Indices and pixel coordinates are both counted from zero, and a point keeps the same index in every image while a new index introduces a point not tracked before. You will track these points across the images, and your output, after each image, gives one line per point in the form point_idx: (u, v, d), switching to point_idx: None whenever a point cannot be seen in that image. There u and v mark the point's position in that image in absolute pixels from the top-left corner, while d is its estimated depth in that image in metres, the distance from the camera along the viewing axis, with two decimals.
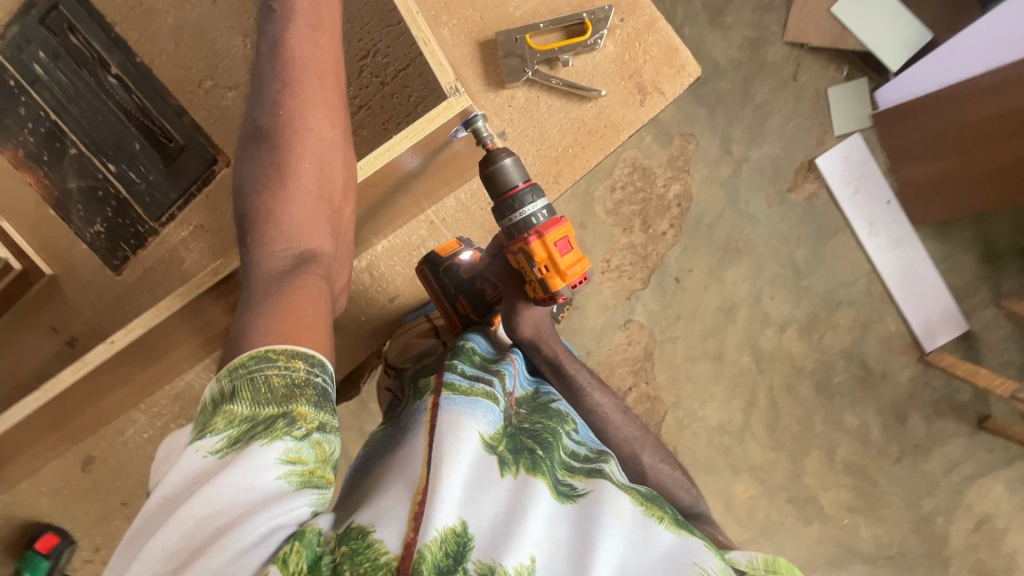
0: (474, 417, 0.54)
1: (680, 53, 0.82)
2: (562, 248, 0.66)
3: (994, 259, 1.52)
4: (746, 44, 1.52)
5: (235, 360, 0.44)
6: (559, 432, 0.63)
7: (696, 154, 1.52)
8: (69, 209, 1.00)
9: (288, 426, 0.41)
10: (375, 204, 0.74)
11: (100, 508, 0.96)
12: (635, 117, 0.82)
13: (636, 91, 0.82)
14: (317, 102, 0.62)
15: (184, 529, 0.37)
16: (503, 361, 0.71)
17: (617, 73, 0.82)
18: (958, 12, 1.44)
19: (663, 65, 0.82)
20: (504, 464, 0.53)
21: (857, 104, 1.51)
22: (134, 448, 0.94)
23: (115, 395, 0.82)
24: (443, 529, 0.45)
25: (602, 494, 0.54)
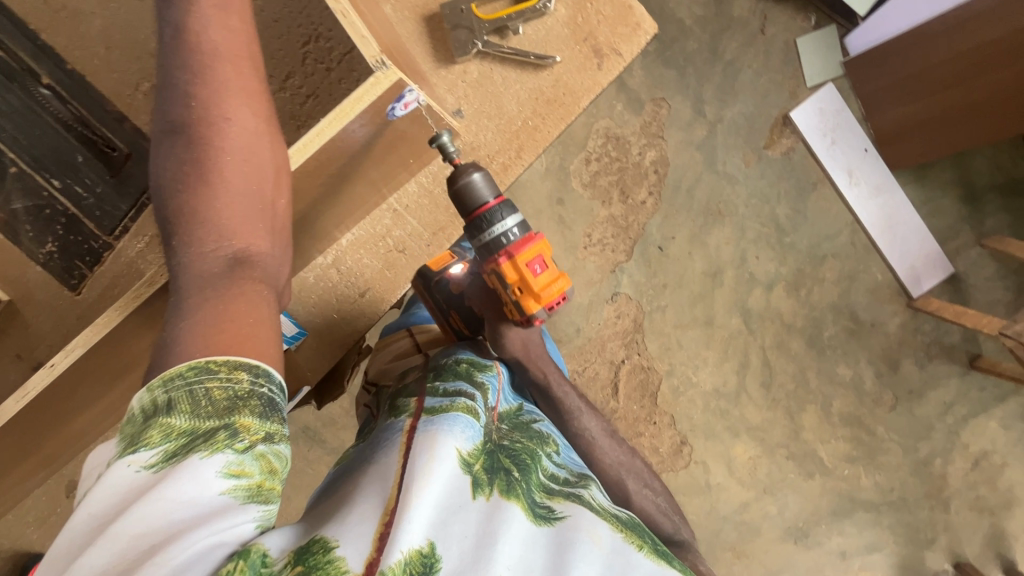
0: (454, 435, 0.56)
1: (634, 12, 0.79)
2: (536, 270, 0.67)
3: (975, 199, 1.52)
4: (710, 1, 1.48)
5: (170, 371, 0.44)
6: (537, 454, 0.64)
7: (669, 118, 1.49)
8: (17, 230, 0.96)
9: (230, 438, 0.41)
10: (320, 198, 0.71)
11: None
12: (594, 82, 0.79)
13: (592, 54, 0.79)
14: (234, 89, 0.58)
15: (118, 547, 0.36)
16: (489, 373, 0.73)
17: (571, 37, 0.79)
18: None
19: (617, 26, 0.79)
20: (478, 485, 0.53)
21: (828, 51, 1.48)
22: None
23: (83, 420, 0.79)
24: (408, 550, 0.44)
25: (579, 520, 0.55)
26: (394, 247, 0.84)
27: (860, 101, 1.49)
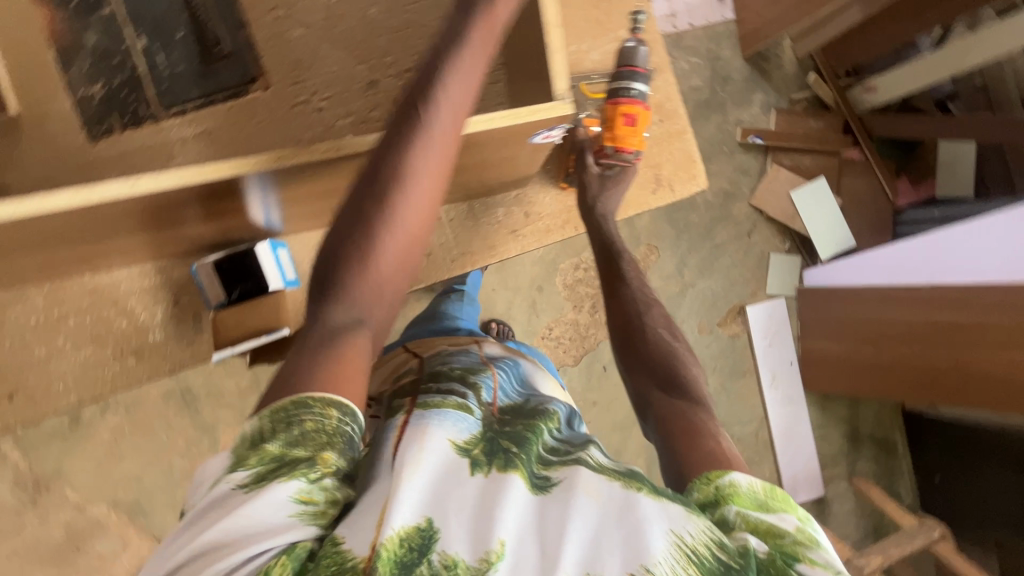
0: (443, 427, 0.63)
1: (696, 165, 0.95)
2: (629, 120, 0.84)
3: (855, 440, 1.82)
4: (721, 192, 1.76)
5: (275, 404, 0.54)
6: (538, 430, 0.67)
7: (654, 265, 1.74)
8: (71, 59, 0.94)
9: (307, 468, 0.51)
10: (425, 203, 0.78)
11: None
12: (644, 201, 0.94)
13: (653, 180, 0.94)
14: (457, 96, 0.65)
15: (213, 542, 0.48)
16: (483, 375, 0.78)
17: (643, 161, 0.93)
18: (874, 233, 1.75)
19: (680, 169, 0.95)
20: (475, 464, 0.59)
21: (790, 273, 1.80)
22: (13, 332, 0.80)
23: (18, 265, 0.70)
24: (406, 525, 0.51)
25: (575, 478, 0.57)
26: None
27: (800, 323, 1.80)
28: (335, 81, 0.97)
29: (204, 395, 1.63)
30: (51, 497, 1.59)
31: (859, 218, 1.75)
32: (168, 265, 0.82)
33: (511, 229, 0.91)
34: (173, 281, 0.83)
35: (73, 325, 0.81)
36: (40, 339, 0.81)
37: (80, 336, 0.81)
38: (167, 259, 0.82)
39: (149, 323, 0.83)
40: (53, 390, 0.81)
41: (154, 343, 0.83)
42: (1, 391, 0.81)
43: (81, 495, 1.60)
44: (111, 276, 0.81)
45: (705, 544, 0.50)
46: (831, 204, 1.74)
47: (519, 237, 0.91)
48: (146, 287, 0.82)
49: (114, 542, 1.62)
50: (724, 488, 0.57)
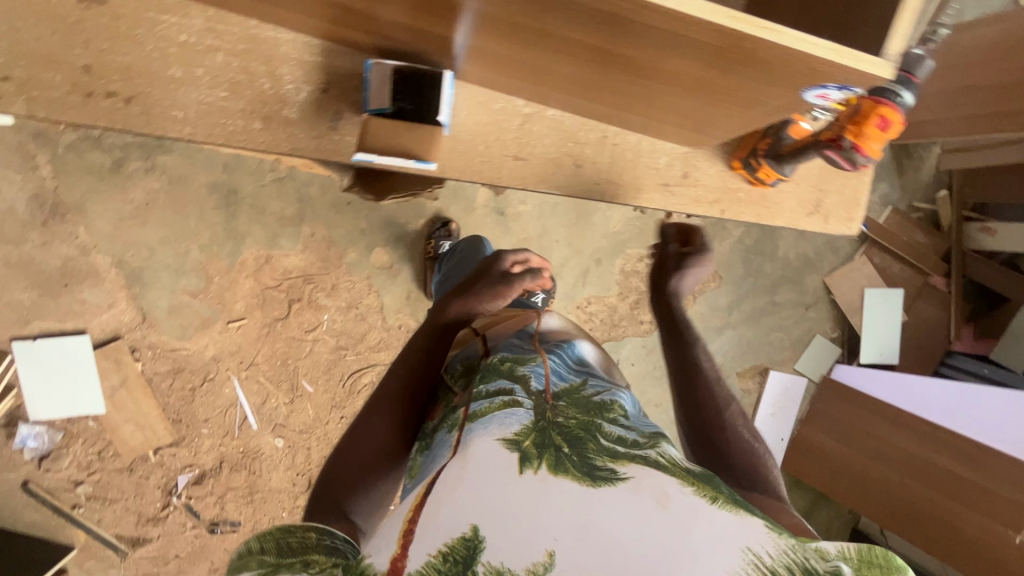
0: (490, 431, 0.58)
1: (857, 210, 0.87)
2: (881, 126, 0.60)
3: None
4: (802, 257, 1.75)
5: (253, 533, 0.56)
6: (599, 422, 0.61)
7: (709, 292, 1.74)
8: None
9: (307, 565, 0.54)
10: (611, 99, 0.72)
11: (58, 50, 0.75)
12: (794, 220, 0.86)
13: (812, 205, 0.86)
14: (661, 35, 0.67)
15: None
16: (532, 364, 0.70)
17: (816, 179, 0.85)
18: (921, 363, 1.75)
19: (842, 205, 0.87)
20: (525, 460, 0.55)
21: (824, 360, 1.80)
22: (158, 39, 0.76)
23: None
24: (451, 540, 0.50)
25: (642, 481, 0.53)
26: (574, 155, 0.83)
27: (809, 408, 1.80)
28: None
29: (247, 203, 1.59)
30: (63, 226, 1.57)
31: (913, 341, 1.75)
32: (337, 52, 0.79)
33: (660, 184, 0.84)
34: (330, 67, 0.79)
35: (218, 61, 0.77)
36: (182, 61, 0.77)
37: (218, 75, 0.77)
38: (338, 46, 0.78)
39: (289, 96, 0.79)
40: (170, 113, 0.78)
41: (284, 118, 0.79)
42: (120, 91, 0.77)
43: (93, 238, 1.57)
44: (276, 33, 0.77)
45: (786, 565, 0.47)
46: (896, 316, 1.74)
47: (668, 191, 0.85)
48: (304, 61, 0.78)
49: (102, 296, 1.61)
50: (811, 535, 0.53)
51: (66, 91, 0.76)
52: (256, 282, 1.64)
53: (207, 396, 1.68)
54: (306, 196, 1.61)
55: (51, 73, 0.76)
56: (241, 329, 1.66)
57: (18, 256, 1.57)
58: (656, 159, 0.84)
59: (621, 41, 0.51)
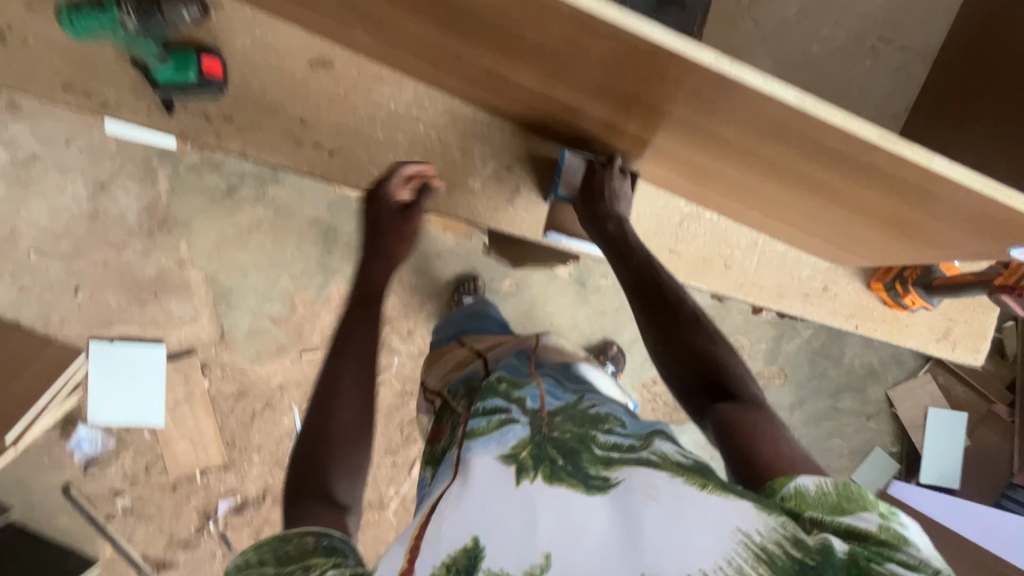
0: (491, 450, 0.62)
1: (983, 342, 0.90)
2: None
3: None
4: (868, 366, 1.77)
5: (251, 543, 0.58)
6: (591, 433, 0.64)
7: (774, 388, 1.75)
8: None
9: (306, 570, 0.54)
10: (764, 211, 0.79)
11: (280, 101, 0.84)
12: (923, 343, 0.90)
13: (940, 332, 0.90)
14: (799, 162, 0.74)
15: None
16: (527, 387, 0.73)
17: (947, 311, 0.89)
18: (980, 491, 1.74)
19: (968, 336, 0.90)
20: (522, 472, 0.60)
21: (881, 475, 1.79)
22: (370, 104, 0.84)
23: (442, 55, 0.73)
24: (453, 551, 0.53)
25: (632, 482, 0.57)
26: (725, 257, 0.88)
27: None
28: None
29: (343, 241, 1.66)
30: (167, 239, 1.63)
31: (972, 468, 1.75)
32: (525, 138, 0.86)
33: (803, 295, 0.89)
34: (516, 149, 0.87)
35: (419, 131, 0.85)
36: (387, 126, 0.85)
37: (417, 142, 0.85)
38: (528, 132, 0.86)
39: (476, 169, 0.86)
40: (366, 170, 0.85)
41: (467, 188, 0.87)
42: (325, 143, 0.85)
43: (192, 254, 1.64)
44: (476, 114, 0.85)
45: (776, 541, 0.49)
46: (957, 439, 1.74)
47: (808, 302, 0.89)
48: (495, 140, 0.86)
49: (187, 310, 1.64)
50: (789, 498, 0.55)
51: (279, 138, 0.84)
52: (336, 316, 1.68)
53: (266, 423, 1.69)
54: None
55: (269, 120, 0.84)
56: (312, 361, 1.69)
57: (117, 261, 1.63)
58: (799, 270, 0.89)
59: (723, 122, 0.58)
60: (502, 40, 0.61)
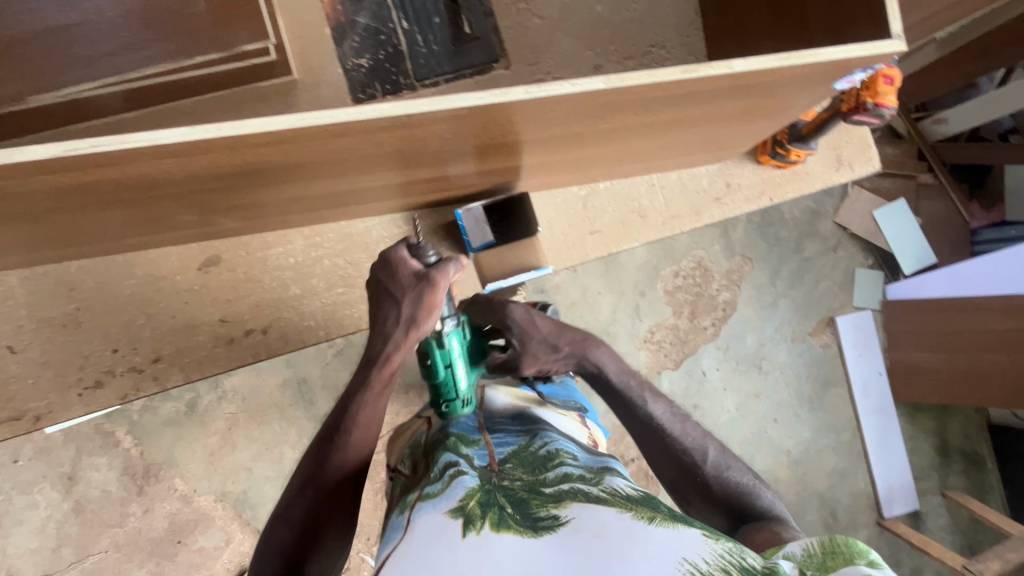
0: (439, 506, 0.63)
1: (870, 149, 1.00)
2: (888, 82, 0.73)
3: (944, 453, 1.86)
4: (807, 210, 1.89)
5: None
6: (539, 476, 0.66)
7: (748, 275, 1.85)
8: (345, 35, 0.92)
9: None
10: (632, 160, 0.86)
11: (191, 316, 0.85)
12: (829, 178, 0.99)
13: (835, 161, 0.99)
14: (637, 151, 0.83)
15: None
16: (477, 442, 0.75)
17: (828, 143, 0.99)
18: (953, 252, 1.88)
19: (857, 152, 1.00)
20: (468, 524, 0.58)
21: (875, 289, 1.90)
22: (272, 270, 0.87)
23: (306, 197, 0.75)
24: None
25: (582, 519, 0.56)
26: (637, 210, 0.95)
27: (887, 335, 1.88)
28: (568, 63, 0.96)
29: (319, 386, 1.65)
30: (159, 486, 1.58)
31: (936, 237, 1.88)
32: (418, 216, 0.91)
33: (714, 198, 0.96)
34: (417, 230, 0.90)
35: (327, 266, 0.88)
36: (299, 279, 0.87)
37: (332, 277, 0.88)
38: (417, 211, 0.90)
39: None
40: (303, 326, 0.87)
41: None
42: (252, 326, 0.86)
43: (190, 485, 1.59)
44: (366, 223, 0.89)
45: (722, 567, 0.51)
46: (912, 222, 1.87)
47: (722, 204, 0.97)
48: (396, 234, 0.90)
49: (217, 537, 1.59)
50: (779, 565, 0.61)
51: (210, 347, 0.85)
52: None
53: None
54: None
55: (190, 339, 0.85)
56: (362, 502, 1.68)
57: (126, 534, 1.57)
58: (701, 183, 0.97)
59: (509, 129, 0.65)
60: (350, 164, 0.65)
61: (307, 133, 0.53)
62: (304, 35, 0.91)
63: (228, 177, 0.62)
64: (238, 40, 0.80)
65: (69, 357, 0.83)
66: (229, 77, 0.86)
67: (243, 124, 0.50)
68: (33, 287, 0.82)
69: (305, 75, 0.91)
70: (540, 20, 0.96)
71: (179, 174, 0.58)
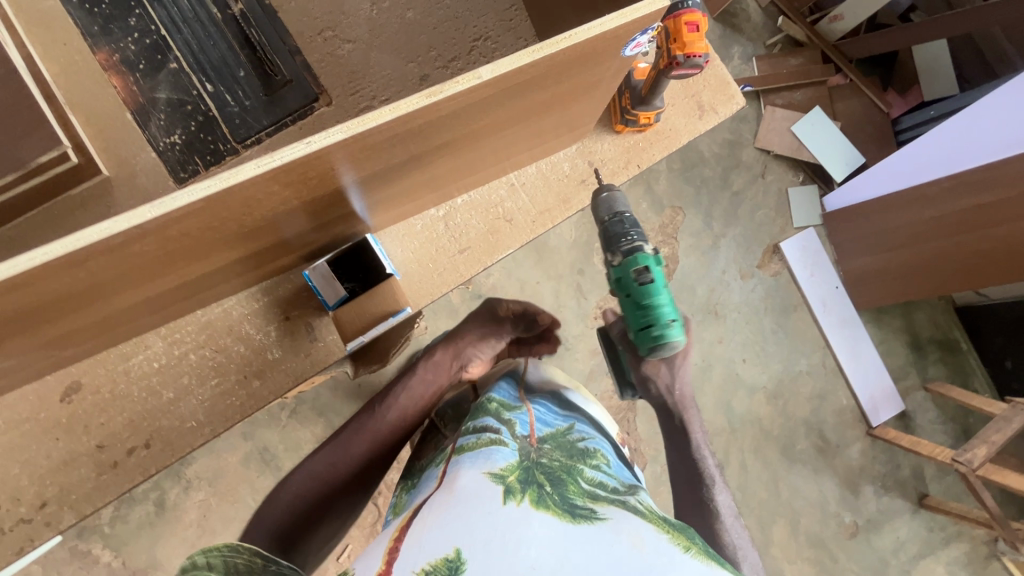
0: (479, 465, 0.59)
1: (730, 85, 0.95)
2: (691, 29, 0.69)
3: (918, 347, 1.84)
4: (725, 143, 1.84)
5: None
6: (577, 467, 0.63)
7: (683, 224, 1.80)
8: (148, 116, 0.86)
9: None
10: (473, 172, 0.81)
11: (67, 452, 0.81)
12: (693, 128, 0.94)
13: (696, 108, 0.94)
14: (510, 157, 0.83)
15: None
16: (517, 415, 0.73)
17: (682, 92, 0.93)
18: (880, 146, 1.82)
19: (717, 92, 0.94)
20: (510, 491, 0.54)
21: (812, 205, 1.86)
22: (138, 381, 0.83)
23: (128, 311, 0.70)
24: (433, 560, 0.47)
25: (619, 522, 0.53)
26: (502, 216, 0.90)
27: (833, 248, 1.84)
28: (392, 82, 0.90)
29: (283, 450, 1.62)
30: None
31: (861, 135, 1.83)
32: (275, 284, 0.86)
33: (579, 181, 0.91)
34: (279, 298, 0.86)
35: (195, 360, 0.84)
36: (168, 381, 0.83)
37: (203, 370, 0.84)
38: (273, 279, 0.86)
39: (265, 343, 0.85)
40: (186, 429, 0.83)
41: (274, 361, 0.85)
42: (134, 444, 0.82)
43: None
44: (222, 305, 0.84)
45: None
46: (831, 129, 1.82)
47: (589, 185, 0.92)
48: (257, 308, 0.85)
49: None
50: None
51: (95, 476, 0.81)
52: None
53: None
54: (324, 405, 1.64)
55: (73, 474, 0.81)
56: None
57: None
58: (564, 168, 0.92)
59: (313, 186, 0.59)
60: (136, 277, 0.60)
61: (39, 274, 0.48)
62: (106, 127, 0.85)
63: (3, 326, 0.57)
64: (30, 154, 0.73)
65: None
66: (36, 194, 0.79)
67: None
68: None
69: (119, 168, 0.86)
70: (350, 44, 0.90)
71: None
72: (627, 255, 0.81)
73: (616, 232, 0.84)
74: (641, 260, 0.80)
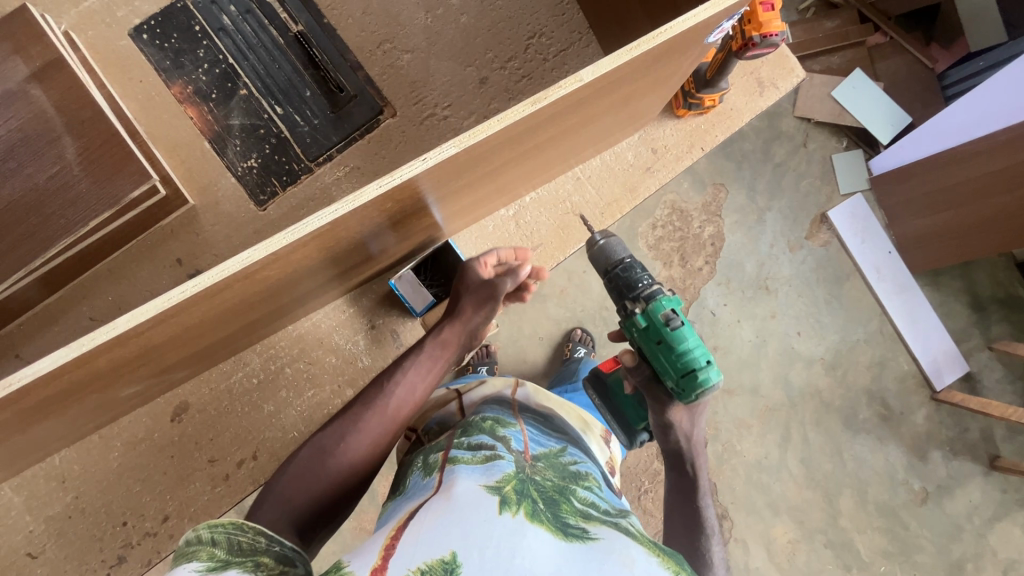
0: (475, 476, 0.55)
1: (789, 58, 0.94)
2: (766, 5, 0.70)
3: (980, 307, 1.80)
4: (764, 115, 1.81)
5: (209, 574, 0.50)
6: (573, 487, 0.59)
7: (726, 201, 1.78)
8: (225, 143, 0.90)
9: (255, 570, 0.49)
10: (545, 170, 0.82)
11: (183, 468, 0.86)
12: (755, 105, 0.93)
13: (756, 85, 0.93)
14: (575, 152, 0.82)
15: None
16: (512, 428, 0.68)
17: (742, 70, 0.93)
18: (927, 102, 1.76)
19: (776, 67, 0.93)
20: (505, 503, 0.51)
21: (858, 169, 1.81)
22: (240, 397, 0.87)
23: (236, 332, 0.74)
24: (429, 559, 0.45)
25: (613, 542, 0.50)
26: (571, 211, 0.91)
27: (884, 212, 1.80)
28: (452, 88, 0.92)
29: None
30: None
31: (906, 93, 1.77)
32: (359, 295, 0.89)
33: (645, 168, 0.92)
34: (364, 308, 0.89)
35: (291, 373, 0.87)
36: (268, 395, 0.87)
37: (300, 383, 0.87)
38: (357, 290, 0.89)
39: (354, 352, 0.88)
40: (289, 439, 0.87)
41: (364, 369, 0.88)
42: (242, 456, 0.86)
43: None
44: (311, 319, 0.88)
45: None
46: (874, 89, 1.76)
47: (654, 172, 0.92)
48: (344, 319, 0.89)
49: None
50: None
51: (210, 488, 0.86)
52: None
53: None
54: None
55: (189, 488, 0.85)
56: None
57: None
58: (629, 157, 0.92)
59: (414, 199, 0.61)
60: (252, 300, 0.63)
61: (184, 305, 0.51)
62: (187, 158, 0.89)
63: (140, 356, 0.61)
64: (123, 190, 0.76)
65: (85, 544, 0.83)
66: (132, 226, 0.84)
67: (114, 326, 0.50)
68: (29, 491, 0.83)
69: (203, 195, 0.89)
70: (409, 54, 0.93)
71: (89, 375, 0.58)
72: (646, 302, 0.76)
73: (624, 278, 0.78)
74: (663, 301, 0.75)
